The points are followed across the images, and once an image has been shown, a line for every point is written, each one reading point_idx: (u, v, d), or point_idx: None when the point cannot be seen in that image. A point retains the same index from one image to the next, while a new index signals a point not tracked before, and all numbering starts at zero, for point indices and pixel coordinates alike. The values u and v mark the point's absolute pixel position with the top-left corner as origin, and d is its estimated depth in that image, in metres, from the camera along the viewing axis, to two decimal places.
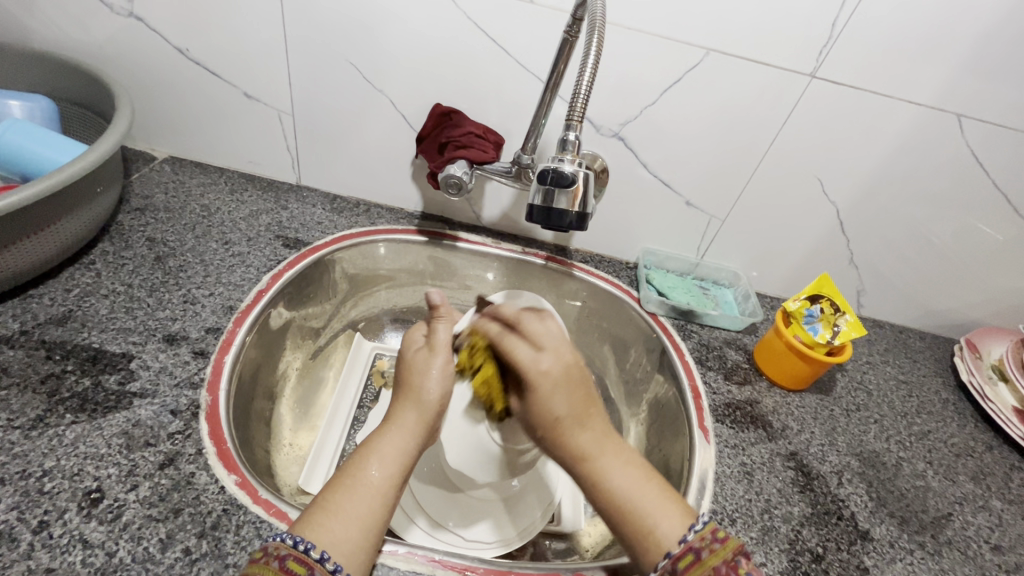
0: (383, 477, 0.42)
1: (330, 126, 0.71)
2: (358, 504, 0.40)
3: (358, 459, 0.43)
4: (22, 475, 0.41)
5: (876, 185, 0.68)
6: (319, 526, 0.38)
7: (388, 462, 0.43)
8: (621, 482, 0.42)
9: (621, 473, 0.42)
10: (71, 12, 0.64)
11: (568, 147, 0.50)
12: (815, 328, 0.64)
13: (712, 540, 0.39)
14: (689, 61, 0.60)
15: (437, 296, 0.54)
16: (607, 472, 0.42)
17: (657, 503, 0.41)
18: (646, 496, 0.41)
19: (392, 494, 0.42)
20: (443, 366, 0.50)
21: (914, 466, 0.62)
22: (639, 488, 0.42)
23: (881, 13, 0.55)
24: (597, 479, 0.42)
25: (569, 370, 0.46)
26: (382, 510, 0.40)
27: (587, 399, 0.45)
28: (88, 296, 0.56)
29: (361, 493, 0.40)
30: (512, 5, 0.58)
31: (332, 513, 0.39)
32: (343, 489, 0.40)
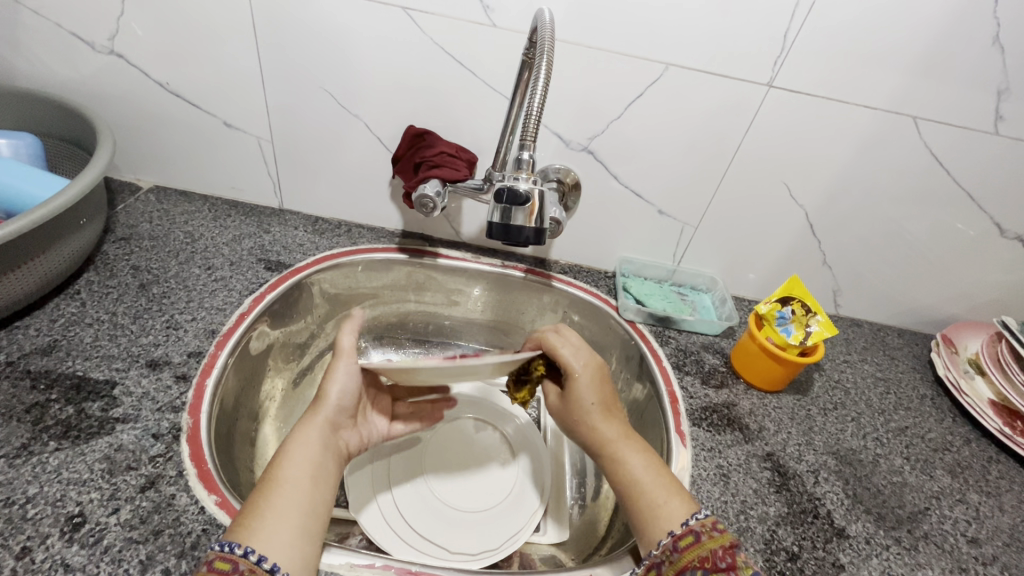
0: (297, 471, 0.45)
1: (309, 151, 0.73)
2: (279, 500, 0.42)
3: (275, 463, 0.45)
4: (6, 503, 0.42)
5: (842, 187, 0.70)
6: (242, 526, 0.40)
7: (303, 459, 0.46)
8: (641, 468, 0.50)
9: (639, 462, 0.50)
10: (54, 51, 0.67)
11: (523, 166, 0.51)
12: (788, 329, 0.66)
13: (713, 528, 0.44)
14: (649, 76, 0.62)
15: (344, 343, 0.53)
16: (628, 459, 0.51)
17: (664, 486, 0.48)
18: (658, 481, 0.49)
19: (309, 486, 0.44)
20: (349, 370, 0.53)
21: (892, 462, 0.63)
22: (653, 474, 0.49)
23: (830, 24, 0.57)
24: (619, 461, 0.51)
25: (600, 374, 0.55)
26: (302, 501, 0.43)
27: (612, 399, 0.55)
28: (73, 325, 0.57)
29: (281, 490, 0.43)
30: (477, 28, 0.60)
31: (253, 512, 0.41)
32: (263, 490, 0.43)
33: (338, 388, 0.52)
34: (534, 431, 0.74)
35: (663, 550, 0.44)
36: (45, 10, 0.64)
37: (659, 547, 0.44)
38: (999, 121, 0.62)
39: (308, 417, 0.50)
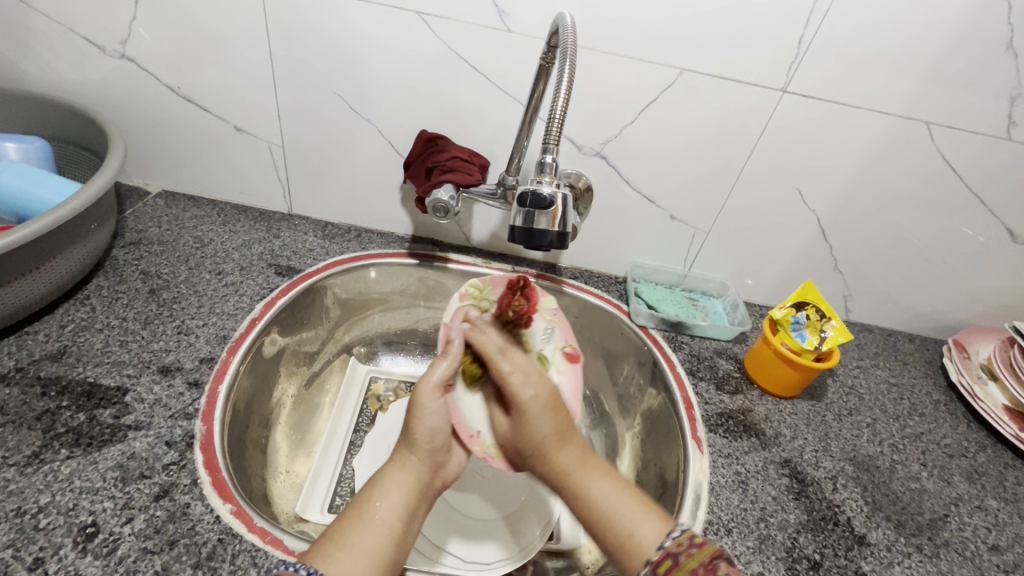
0: (390, 512, 0.44)
1: (320, 156, 0.73)
2: (367, 542, 0.42)
3: (367, 497, 0.45)
4: (17, 513, 0.41)
5: (854, 192, 0.70)
6: (325, 556, 0.40)
7: (396, 500, 0.45)
8: (603, 490, 0.48)
9: (603, 486, 0.48)
10: (65, 54, 0.66)
11: (546, 169, 0.51)
12: (803, 334, 0.65)
13: (690, 546, 0.42)
14: (664, 81, 0.62)
15: (438, 370, 0.53)
16: (588, 483, 0.48)
17: (634, 510, 0.47)
18: (625, 502, 0.47)
19: (398, 529, 0.44)
20: (436, 405, 0.52)
21: (909, 468, 0.63)
22: (623, 498, 0.48)
23: (846, 28, 0.57)
24: (585, 494, 0.48)
25: (549, 399, 0.53)
26: (389, 545, 0.42)
27: (568, 421, 0.52)
28: (83, 330, 0.57)
29: (369, 528, 0.42)
30: (492, 34, 0.60)
31: (339, 545, 0.41)
32: (352, 523, 0.43)
33: (426, 429, 0.51)
34: None
35: None
36: (56, 14, 0.63)
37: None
38: (1012, 126, 0.62)
39: (393, 461, 0.49)
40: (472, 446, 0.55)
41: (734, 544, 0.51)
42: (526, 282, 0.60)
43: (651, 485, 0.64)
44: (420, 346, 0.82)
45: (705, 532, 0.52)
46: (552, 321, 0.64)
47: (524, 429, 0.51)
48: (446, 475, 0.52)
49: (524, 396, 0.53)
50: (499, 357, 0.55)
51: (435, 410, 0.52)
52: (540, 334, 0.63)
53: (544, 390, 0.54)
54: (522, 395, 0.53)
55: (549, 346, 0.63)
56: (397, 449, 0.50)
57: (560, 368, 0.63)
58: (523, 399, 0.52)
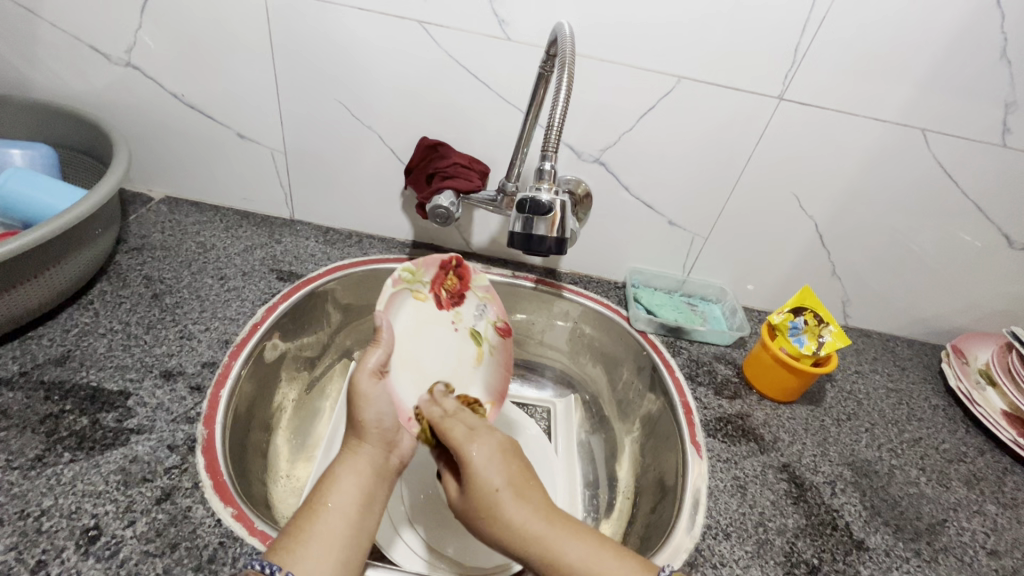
0: (344, 499, 0.44)
1: (321, 163, 0.73)
2: (324, 527, 0.42)
3: (323, 483, 0.46)
4: (21, 516, 0.42)
5: (851, 198, 0.71)
6: (283, 550, 0.40)
7: (349, 488, 0.45)
8: (577, 553, 0.40)
9: (576, 548, 0.41)
10: (71, 63, 0.67)
11: (545, 176, 0.52)
12: (801, 339, 0.65)
13: None
14: (662, 89, 0.63)
15: (370, 358, 0.54)
16: (562, 546, 0.41)
17: (613, 565, 0.40)
18: (604, 562, 0.40)
19: (355, 516, 0.44)
20: (378, 390, 0.53)
21: (907, 473, 0.63)
22: (594, 560, 0.40)
23: (841, 37, 0.58)
24: (553, 554, 0.40)
25: (502, 450, 0.47)
26: (346, 530, 0.42)
27: (528, 476, 0.46)
28: (86, 335, 0.57)
29: (324, 518, 0.42)
30: (492, 42, 0.61)
31: (298, 539, 0.41)
32: (309, 511, 0.43)
33: (373, 413, 0.51)
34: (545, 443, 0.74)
35: None
36: (62, 23, 0.64)
37: None
38: (1007, 134, 0.63)
39: (348, 445, 0.50)
40: (410, 426, 0.56)
41: (733, 549, 0.51)
42: (459, 263, 0.67)
43: (650, 490, 0.64)
44: None
45: (704, 537, 0.52)
46: (483, 298, 0.68)
47: (474, 492, 0.44)
48: (402, 455, 0.52)
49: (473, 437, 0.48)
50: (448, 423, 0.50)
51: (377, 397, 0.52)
52: (473, 311, 0.68)
53: (495, 449, 0.47)
54: (469, 451, 0.46)
55: (480, 322, 0.68)
56: (346, 439, 0.50)
57: (491, 343, 0.68)
58: (470, 456, 0.46)
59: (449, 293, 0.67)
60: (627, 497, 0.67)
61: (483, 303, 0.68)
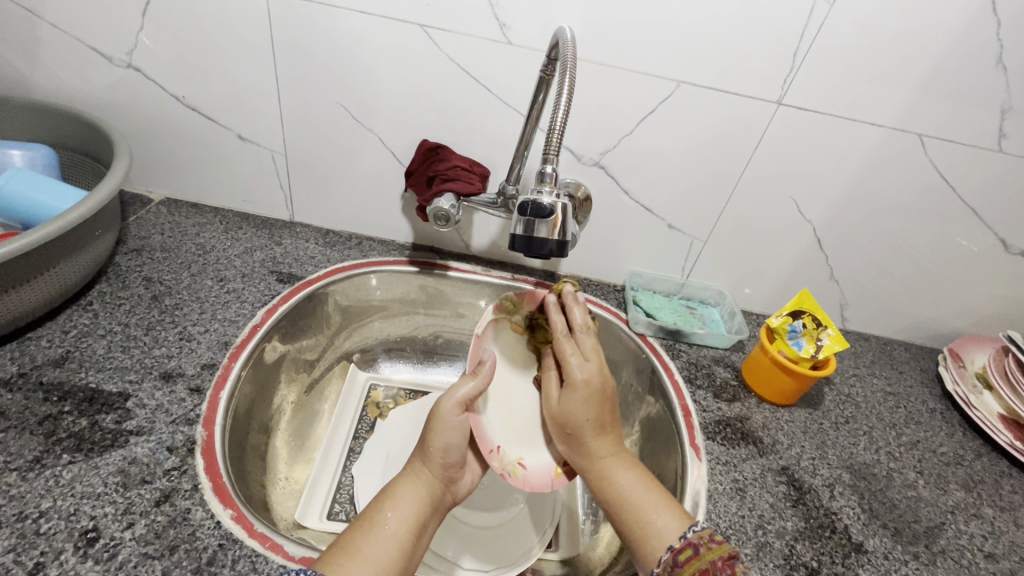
0: (401, 523, 0.45)
1: (322, 165, 0.74)
2: (376, 551, 0.42)
3: (378, 506, 0.46)
4: (19, 518, 0.41)
5: (849, 203, 0.71)
6: (335, 565, 0.40)
7: (407, 510, 0.46)
8: (629, 482, 0.50)
9: (627, 478, 0.50)
10: (71, 64, 0.67)
11: (546, 179, 0.52)
12: (799, 342, 0.66)
13: (710, 539, 0.43)
14: (662, 93, 0.63)
15: (466, 380, 0.53)
16: (617, 472, 0.51)
17: (656, 502, 0.48)
18: (649, 498, 0.49)
19: (407, 542, 0.44)
20: (457, 422, 0.51)
21: (905, 476, 0.63)
22: (643, 491, 0.49)
23: (839, 43, 0.59)
24: (608, 477, 0.50)
25: (602, 390, 0.53)
26: (399, 556, 0.43)
27: (610, 413, 0.53)
28: (85, 336, 0.57)
29: (380, 539, 0.43)
30: (493, 45, 0.61)
31: (352, 555, 0.41)
32: (362, 532, 0.43)
33: (442, 441, 0.50)
34: None
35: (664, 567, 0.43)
36: (64, 24, 0.64)
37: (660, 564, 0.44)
38: (1002, 139, 0.64)
39: (406, 472, 0.50)
40: (492, 459, 0.55)
41: None
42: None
43: None
44: (420, 353, 0.82)
45: None
46: None
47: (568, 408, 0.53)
48: (455, 493, 0.52)
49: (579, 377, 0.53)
50: (564, 336, 0.56)
51: (450, 427, 0.51)
52: None
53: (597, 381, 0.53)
54: (577, 375, 0.53)
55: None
56: (414, 456, 0.51)
57: None
58: (577, 378, 0.53)
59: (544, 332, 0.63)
60: None
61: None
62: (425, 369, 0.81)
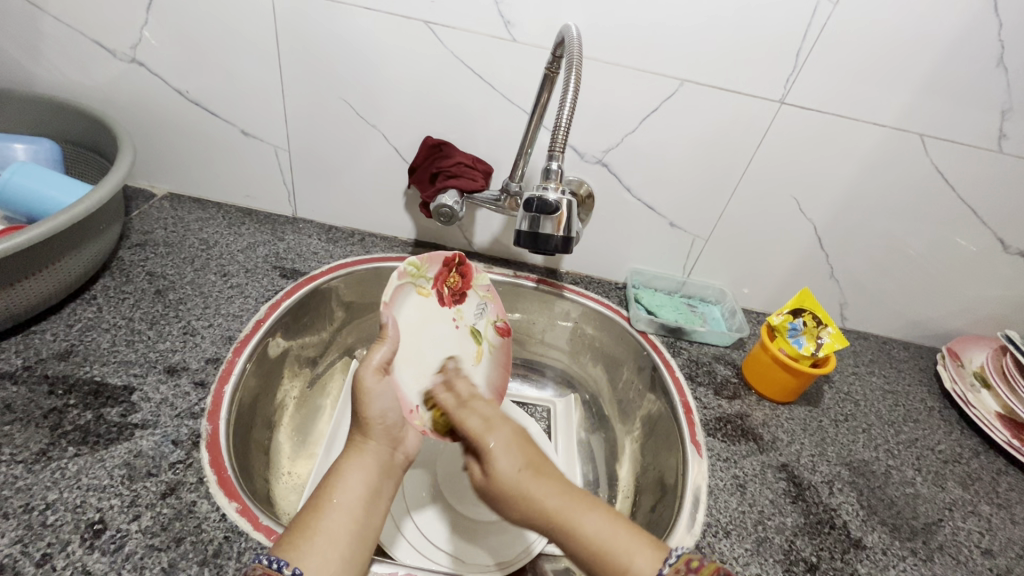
0: (350, 496, 0.45)
1: (326, 162, 0.74)
2: (329, 523, 0.43)
3: (328, 483, 0.46)
4: (25, 509, 0.42)
5: (850, 202, 0.71)
6: (288, 544, 0.40)
7: (354, 482, 0.47)
8: (594, 522, 0.42)
9: (593, 520, 0.42)
10: (75, 58, 0.67)
11: (551, 176, 0.52)
12: (799, 341, 0.66)
13: (687, 571, 0.39)
14: (665, 92, 0.64)
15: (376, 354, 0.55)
16: (578, 518, 0.43)
17: (625, 540, 0.41)
18: (618, 533, 0.42)
19: (359, 512, 0.45)
20: (381, 388, 0.54)
21: (904, 473, 0.64)
22: (611, 525, 0.43)
23: (842, 41, 0.59)
24: (566, 522, 0.43)
25: (518, 439, 0.49)
26: (351, 526, 0.43)
27: (536, 460, 0.48)
28: (90, 330, 0.57)
29: (331, 514, 0.43)
30: (497, 43, 0.62)
31: (303, 532, 0.41)
32: (314, 508, 0.44)
33: (377, 410, 0.52)
34: (545, 441, 0.74)
35: None
36: (68, 18, 0.64)
37: None
38: (1003, 140, 0.64)
39: (352, 448, 0.50)
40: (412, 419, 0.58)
41: (732, 547, 0.52)
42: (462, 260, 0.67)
43: (650, 489, 0.65)
44: None
45: (704, 535, 0.53)
46: (483, 297, 0.71)
47: (494, 479, 0.46)
48: (406, 450, 0.54)
49: (496, 417, 0.54)
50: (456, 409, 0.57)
51: (380, 393, 0.53)
52: (473, 309, 0.70)
53: (513, 431, 0.51)
54: (487, 440, 0.50)
55: (481, 321, 0.70)
56: (353, 433, 0.52)
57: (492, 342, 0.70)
58: (489, 444, 0.49)
59: (451, 291, 0.68)
60: (627, 496, 0.68)
61: (483, 301, 0.70)
62: None
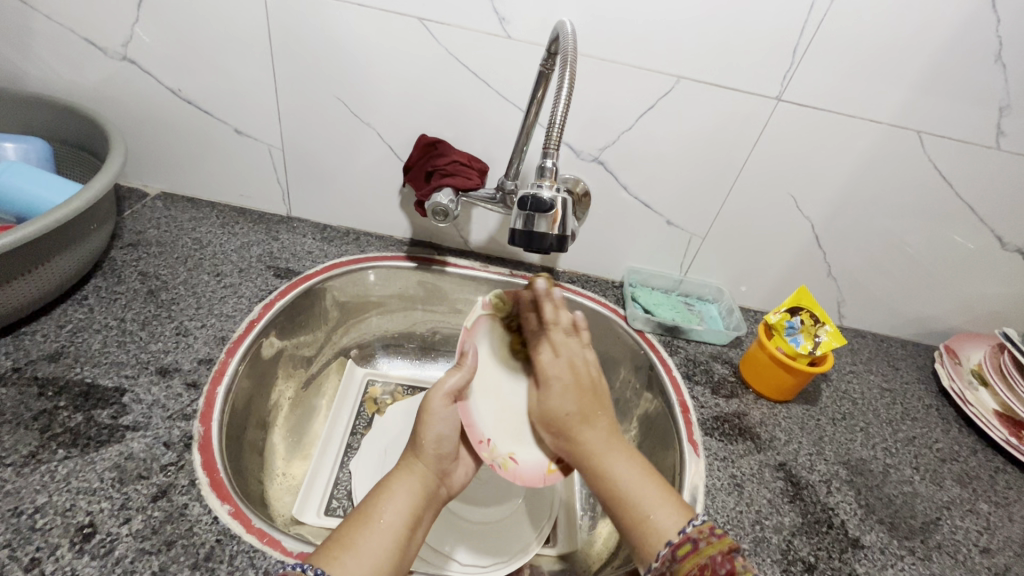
0: (395, 517, 0.44)
1: (321, 161, 0.73)
2: (371, 544, 0.42)
3: (372, 501, 0.45)
4: (14, 513, 0.41)
5: (847, 199, 0.71)
6: (330, 558, 0.40)
7: (402, 504, 0.46)
8: (625, 471, 0.48)
9: (626, 468, 0.49)
10: (66, 57, 0.67)
11: (546, 174, 0.52)
12: (797, 339, 0.66)
13: (710, 534, 0.42)
14: (661, 89, 0.63)
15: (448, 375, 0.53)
16: (613, 465, 0.49)
17: (654, 494, 0.47)
18: (648, 490, 0.47)
19: (402, 537, 0.44)
20: (447, 412, 0.52)
21: (902, 472, 0.63)
22: (640, 480, 0.48)
23: (839, 38, 0.59)
24: (601, 466, 0.49)
25: (581, 380, 0.55)
26: (393, 550, 0.42)
27: (596, 401, 0.54)
28: (80, 331, 0.57)
29: (376, 534, 0.42)
30: (491, 39, 0.61)
31: (344, 549, 0.40)
32: (356, 526, 0.43)
33: (434, 433, 0.51)
34: None
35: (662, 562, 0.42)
36: (58, 16, 0.64)
37: (659, 560, 0.43)
38: (1000, 136, 0.64)
39: (399, 469, 0.49)
40: (481, 451, 0.53)
41: None
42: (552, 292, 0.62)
43: None
44: (418, 349, 0.82)
45: None
46: (583, 331, 0.62)
47: (547, 405, 0.55)
48: (449, 486, 0.52)
49: (553, 373, 0.56)
50: (543, 333, 0.59)
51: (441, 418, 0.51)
52: None
53: (574, 373, 0.56)
54: (549, 374, 0.56)
55: None
56: (405, 454, 0.51)
57: None
58: (550, 380, 0.56)
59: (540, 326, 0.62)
60: None
61: None
62: (423, 365, 0.81)
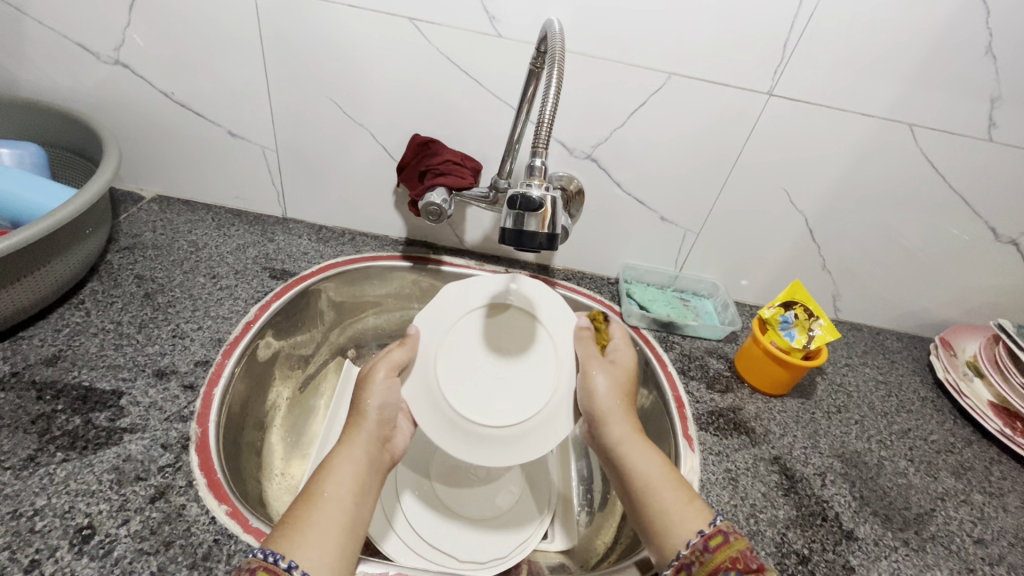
0: (339, 489, 0.45)
1: (314, 161, 0.74)
2: (321, 517, 0.42)
3: (316, 478, 0.46)
4: (14, 516, 0.41)
5: (841, 193, 0.71)
6: (281, 538, 0.40)
7: (347, 477, 0.46)
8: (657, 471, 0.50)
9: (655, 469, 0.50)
10: (60, 62, 0.67)
11: (535, 172, 0.52)
12: (791, 333, 0.66)
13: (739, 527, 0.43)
14: (652, 85, 0.63)
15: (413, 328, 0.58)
16: (650, 463, 0.51)
17: (680, 496, 0.48)
18: (675, 492, 0.48)
19: (351, 505, 0.44)
20: (387, 384, 0.54)
21: (896, 464, 0.64)
22: (671, 483, 0.49)
23: (829, 31, 0.58)
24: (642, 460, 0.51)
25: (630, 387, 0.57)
26: (343, 517, 0.43)
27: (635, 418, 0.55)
28: (77, 335, 0.57)
29: (323, 506, 0.43)
30: (481, 38, 0.61)
31: (296, 526, 0.41)
32: (301, 503, 0.43)
33: (378, 400, 0.53)
34: None
35: (692, 549, 0.43)
36: (51, 21, 0.64)
37: (689, 548, 0.43)
38: (992, 128, 0.64)
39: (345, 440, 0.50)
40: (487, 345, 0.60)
41: None
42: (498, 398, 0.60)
43: None
44: None
45: None
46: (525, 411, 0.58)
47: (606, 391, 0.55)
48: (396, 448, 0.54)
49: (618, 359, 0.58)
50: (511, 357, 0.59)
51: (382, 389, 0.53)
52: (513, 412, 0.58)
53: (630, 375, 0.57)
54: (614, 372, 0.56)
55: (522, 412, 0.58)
56: (348, 422, 0.52)
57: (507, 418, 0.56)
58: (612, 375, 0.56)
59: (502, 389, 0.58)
60: None
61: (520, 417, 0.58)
62: None
